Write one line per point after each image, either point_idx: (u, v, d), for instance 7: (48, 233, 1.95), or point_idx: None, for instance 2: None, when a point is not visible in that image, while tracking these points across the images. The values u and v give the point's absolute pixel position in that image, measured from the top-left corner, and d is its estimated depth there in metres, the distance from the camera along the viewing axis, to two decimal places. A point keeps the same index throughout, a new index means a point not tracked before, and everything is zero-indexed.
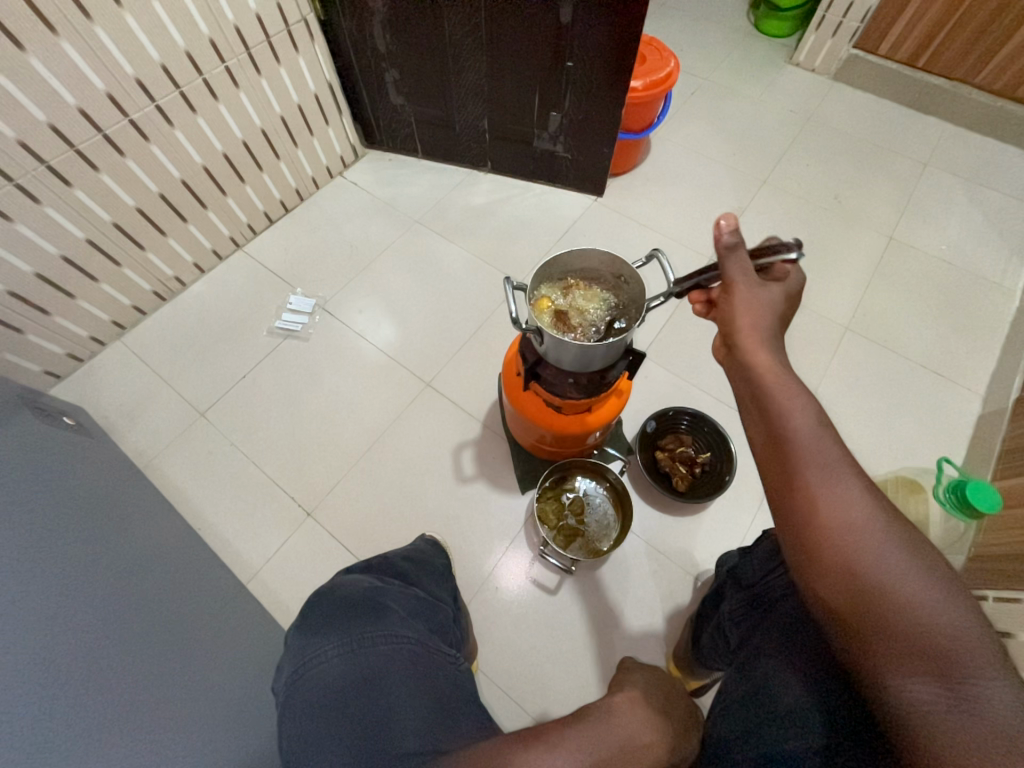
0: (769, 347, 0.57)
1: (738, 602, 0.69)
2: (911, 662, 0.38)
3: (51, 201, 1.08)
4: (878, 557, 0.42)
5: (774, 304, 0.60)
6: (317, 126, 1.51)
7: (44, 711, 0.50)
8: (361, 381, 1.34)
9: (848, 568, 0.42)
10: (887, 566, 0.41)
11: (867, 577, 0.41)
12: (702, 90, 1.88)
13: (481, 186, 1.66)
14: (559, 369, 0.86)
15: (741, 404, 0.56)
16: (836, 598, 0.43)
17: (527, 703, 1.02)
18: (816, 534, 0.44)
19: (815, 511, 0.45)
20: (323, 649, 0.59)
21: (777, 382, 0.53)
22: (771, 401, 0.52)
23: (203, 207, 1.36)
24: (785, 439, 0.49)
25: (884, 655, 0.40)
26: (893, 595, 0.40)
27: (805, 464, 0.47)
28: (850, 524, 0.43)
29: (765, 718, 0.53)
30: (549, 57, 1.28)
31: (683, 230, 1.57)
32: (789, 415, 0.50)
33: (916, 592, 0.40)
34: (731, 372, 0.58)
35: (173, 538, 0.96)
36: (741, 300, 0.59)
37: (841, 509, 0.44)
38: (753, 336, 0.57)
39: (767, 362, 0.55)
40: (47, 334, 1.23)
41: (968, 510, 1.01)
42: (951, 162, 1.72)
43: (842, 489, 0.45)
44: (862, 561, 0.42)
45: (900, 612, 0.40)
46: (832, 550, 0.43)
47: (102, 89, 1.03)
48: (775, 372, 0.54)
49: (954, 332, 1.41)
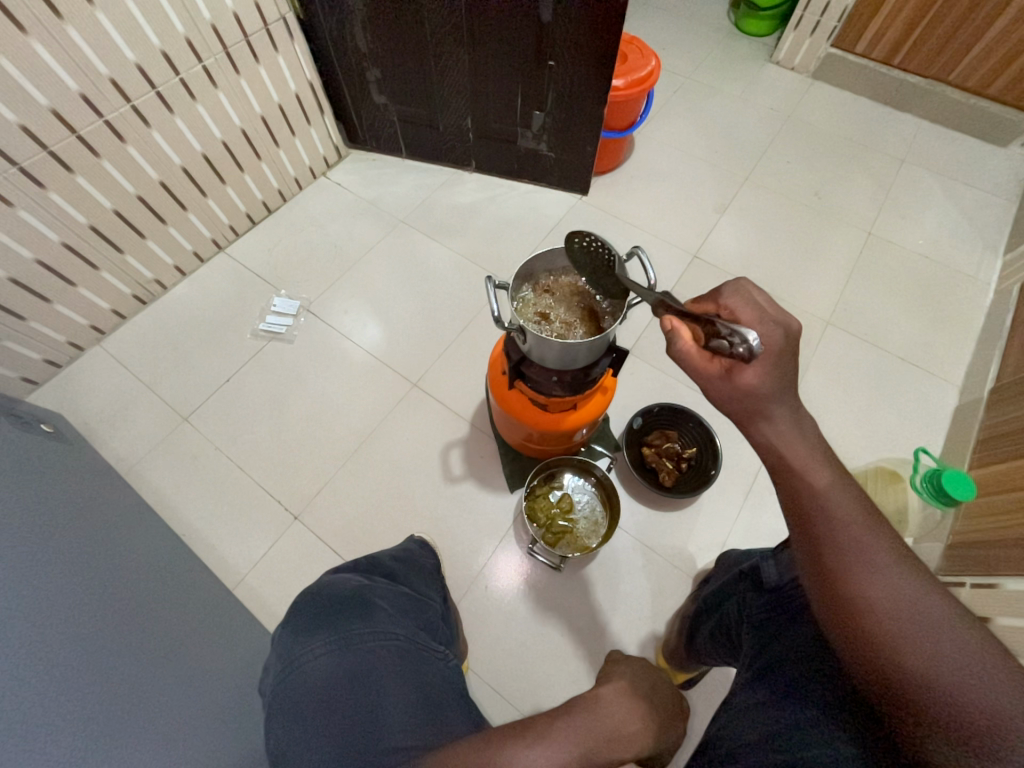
0: (767, 424, 0.54)
1: (759, 605, 0.66)
2: (947, 731, 0.39)
3: (25, 205, 1.06)
4: (909, 624, 0.43)
5: (749, 385, 0.55)
6: (299, 126, 1.50)
7: (26, 718, 0.49)
8: (348, 381, 1.34)
9: (878, 634, 0.43)
10: (918, 634, 0.42)
11: (895, 635, 0.43)
12: (683, 88, 1.90)
13: (466, 185, 1.65)
14: (543, 367, 0.87)
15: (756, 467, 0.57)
16: (866, 658, 0.44)
17: (518, 700, 1.02)
18: (845, 603, 0.46)
19: (842, 579, 0.46)
20: (311, 647, 0.58)
21: (797, 455, 0.52)
22: (790, 474, 0.52)
23: (182, 208, 1.34)
24: (807, 503, 0.50)
25: (911, 710, 0.41)
26: (925, 663, 0.41)
27: (829, 536, 0.48)
28: (878, 591, 0.45)
29: (787, 723, 0.51)
30: (530, 56, 1.28)
31: (667, 227, 1.59)
32: (808, 482, 0.51)
33: (949, 661, 0.41)
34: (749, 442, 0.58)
35: (157, 544, 0.95)
36: (714, 396, 0.58)
37: (870, 579, 0.45)
38: (747, 420, 0.56)
39: (773, 444, 0.54)
40: (23, 339, 1.20)
41: (943, 498, 0.99)
42: (926, 159, 1.75)
43: (869, 559, 0.46)
44: (889, 621, 0.44)
45: (931, 678, 0.41)
46: (861, 616, 0.45)
47: (75, 89, 1.01)
48: (795, 448, 0.53)
49: (931, 325, 1.44)
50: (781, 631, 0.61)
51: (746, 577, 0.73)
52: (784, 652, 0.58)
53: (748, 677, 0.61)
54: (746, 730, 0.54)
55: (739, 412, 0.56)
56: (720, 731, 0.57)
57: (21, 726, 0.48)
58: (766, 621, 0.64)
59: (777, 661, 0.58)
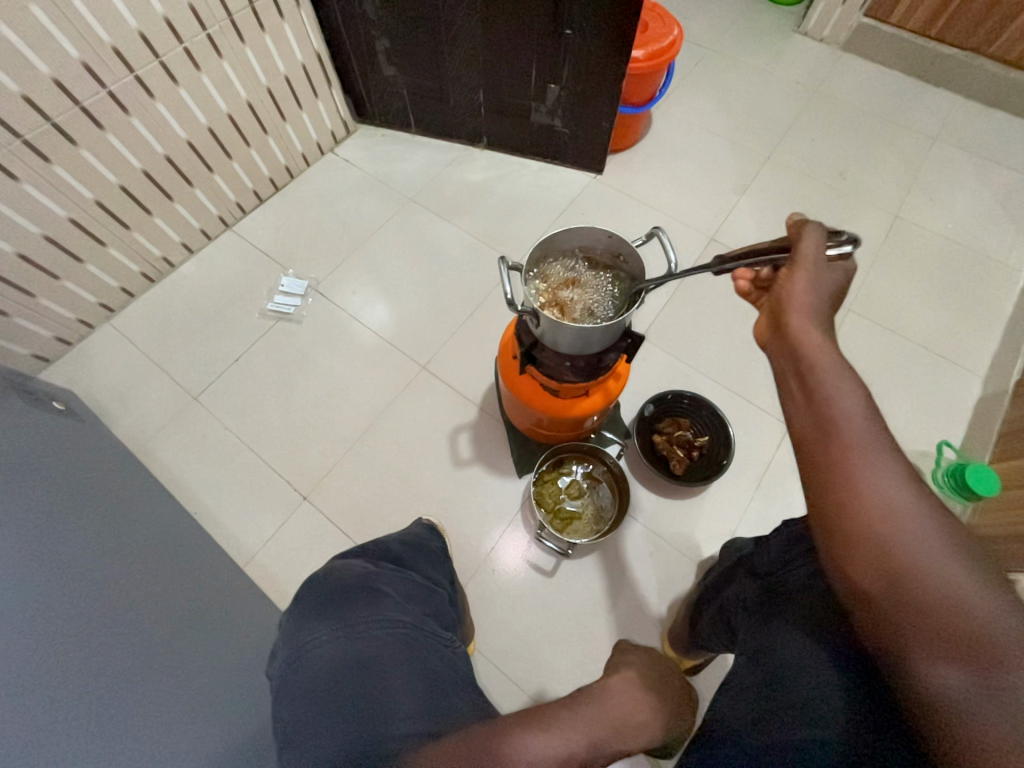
0: (819, 327, 0.54)
1: (754, 589, 0.65)
2: (941, 649, 0.38)
3: (30, 179, 1.04)
4: (918, 545, 0.41)
5: (833, 280, 0.57)
6: (305, 99, 1.45)
7: (34, 692, 0.50)
8: (356, 363, 1.33)
9: (886, 556, 0.41)
10: (925, 556, 0.40)
11: (902, 559, 0.41)
12: (705, 60, 1.81)
13: (477, 162, 1.61)
14: (556, 351, 0.85)
15: (782, 383, 0.54)
16: (870, 584, 0.42)
17: (524, 681, 1.03)
18: (851, 519, 0.43)
19: (849, 494, 0.44)
20: (317, 634, 0.59)
21: (824, 365, 0.50)
22: (815, 383, 0.49)
23: (189, 185, 1.32)
24: (829, 418, 0.47)
25: (912, 638, 0.39)
26: (926, 582, 0.39)
27: (846, 448, 0.46)
28: (888, 512, 0.42)
29: (783, 708, 0.49)
30: (546, 25, 1.22)
31: (684, 208, 1.54)
32: (836, 398, 0.48)
33: (951, 581, 0.39)
34: (776, 355, 0.56)
35: (169, 523, 0.96)
36: (801, 282, 0.55)
37: (883, 494, 0.43)
38: (804, 317, 0.54)
39: (819, 341, 0.52)
40: (33, 316, 1.20)
41: (965, 492, 1.06)
42: (961, 137, 1.67)
43: (882, 472, 0.44)
44: (897, 543, 0.41)
45: (932, 601, 0.39)
46: (867, 537, 0.42)
47: (77, 58, 0.98)
48: (824, 350, 0.51)
49: (957, 313, 1.39)
50: (774, 613, 0.59)
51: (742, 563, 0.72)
52: (775, 633, 0.56)
53: (740, 665, 0.59)
54: (743, 711, 0.52)
55: (794, 308, 0.55)
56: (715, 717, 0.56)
57: (26, 701, 0.49)
58: (762, 605, 0.62)
59: (768, 644, 0.56)
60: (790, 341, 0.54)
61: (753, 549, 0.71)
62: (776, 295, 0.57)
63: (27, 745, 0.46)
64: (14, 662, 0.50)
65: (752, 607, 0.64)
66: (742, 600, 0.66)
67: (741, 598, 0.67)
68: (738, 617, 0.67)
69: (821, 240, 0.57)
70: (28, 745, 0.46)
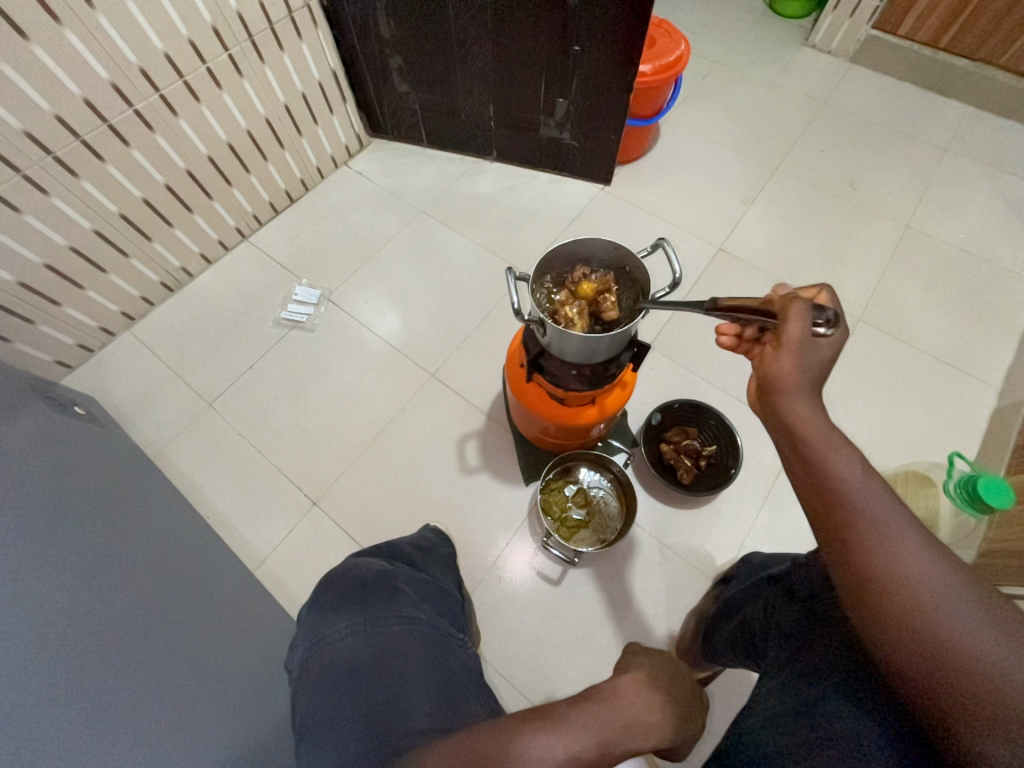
0: (813, 401, 0.54)
1: (791, 614, 0.63)
2: (981, 718, 0.37)
3: (59, 193, 1.09)
4: (939, 610, 0.41)
5: (826, 360, 0.56)
6: (321, 115, 1.50)
7: (46, 687, 0.51)
8: (366, 371, 1.35)
9: (914, 620, 0.41)
10: (948, 621, 0.40)
11: (929, 623, 0.41)
12: (713, 73, 1.83)
13: (487, 175, 1.64)
14: (562, 360, 0.86)
15: (780, 454, 0.55)
16: (900, 651, 0.42)
17: (529, 691, 1.03)
18: (871, 583, 0.44)
19: (864, 561, 0.45)
20: (337, 627, 0.60)
21: (821, 438, 0.51)
22: (814, 455, 0.51)
23: (209, 198, 1.37)
24: (835, 486, 0.48)
25: (952, 707, 0.39)
26: (956, 646, 0.39)
27: (854, 512, 0.47)
28: (906, 576, 0.43)
29: (818, 740, 0.49)
30: (555, 42, 1.25)
31: (691, 218, 1.55)
32: (840, 468, 0.49)
33: (977, 646, 0.39)
34: (771, 429, 0.57)
35: (183, 526, 0.98)
36: (785, 363, 0.55)
37: (895, 556, 0.44)
38: (796, 391, 0.55)
39: (809, 416, 0.53)
40: (57, 324, 1.24)
41: (979, 505, 0.98)
42: (971, 148, 1.66)
43: (893, 533, 0.45)
44: (922, 607, 0.41)
45: (961, 663, 0.39)
46: (888, 599, 0.43)
47: (106, 78, 1.03)
48: (818, 423, 0.52)
49: (970, 323, 1.37)
50: (811, 642, 0.57)
51: (778, 585, 0.70)
52: (813, 663, 0.55)
53: (773, 688, 0.58)
54: (775, 739, 0.52)
55: (783, 389, 0.55)
56: (740, 740, 0.57)
57: (34, 697, 0.49)
58: (796, 632, 0.61)
59: (805, 672, 0.55)
60: (782, 414, 0.55)
61: (791, 571, 0.69)
62: (763, 369, 0.57)
63: (38, 742, 0.47)
64: (27, 658, 0.51)
65: (787, 632, 0.62)
66: (776, 624, 0.65)
67: (776, 623, 0.65)
68: (771, 639, 0.66)
69: (808, 318, 0.55)
70: (38, 743, 0.47)
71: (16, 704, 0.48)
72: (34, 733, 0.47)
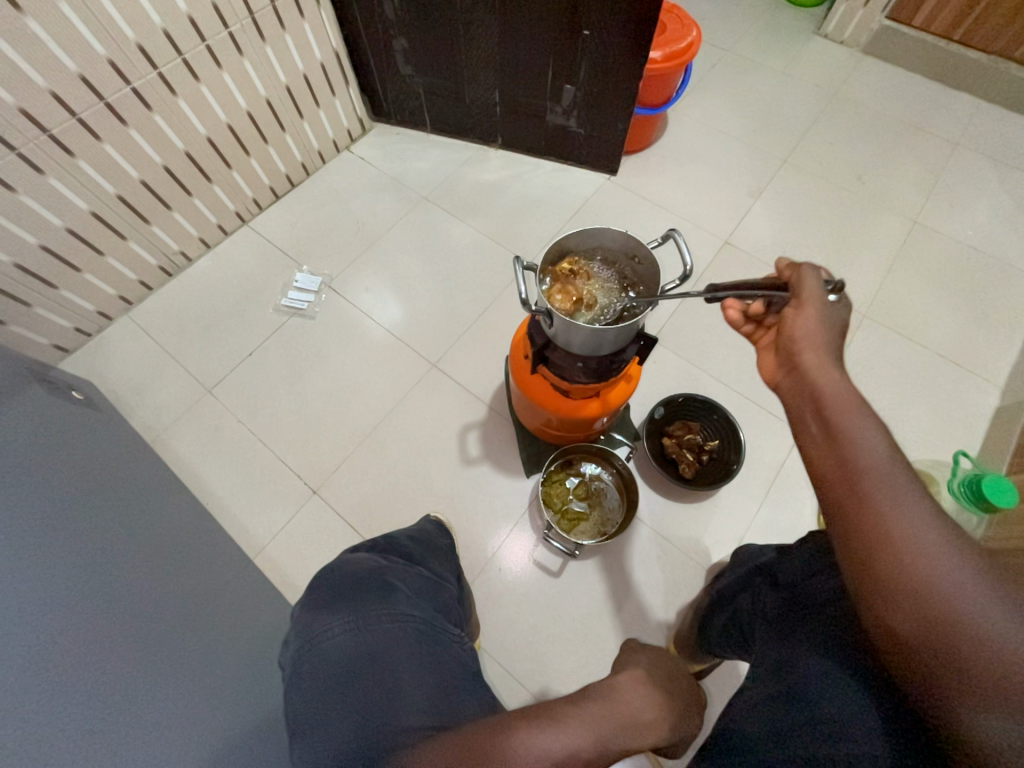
0: (838, 368, 0.55)
1: (774, 600, 0.63)
2: (979, 688, 0.38)
3: (55, 173, 1.07)
4: (953, 589, 0.40)
5: (841, 326, 0.59)
6: (323, 97, 1.47)
7: (44, 674, 0.50)
8: (367, 360, 1.34)
9: (920, 595, 0.41)
10: (957, 603, 0.40)
11: (936, 599, 0.40)
12: (723, 62, 1.80)
13: (491, 162, 1.61)
14: (567, 352, 0.85)
15: (799, 420, 0.55)
16: (906, 626, 0.41)
17: (527, 680, 1.03)
18: (880, 556, 0.44)
19: (876, 534, 0.44)
20: (330, 625, 0.60)
21: (841, 403, 0.51)
22: (834, 422, 0.51)
23: (208, 180, 1.34)
24: (851, 457, 0.48)
25: (954, 679, 0.39)
26: (961, 624, 0.39)
27: (870, 486, 0.46)
28: (918, 550, 0.42)
29: (808, 724, 0.49)
30: (564, 26, 1.22)
31: (698, 210, 1.53)
32: (858, 437, 0.49)
33: (984, 622, 0.38)
34: (791, 393, 0.57)
35: (181, 514, 0.97)
36: (809, 321, 0.58)
37: (910, 531, 0.43)
38: (818, 356, 0.56)
39: (833, 380, 0.54)
40: (54, 307, 1.23)
41: (980, 503, 1.00)
42: (982, 143, 1.64)
43: (911, 509, 0.44)
44: (930, 582, 0.41)
45: (965, 640, 0.39)
46: (899, 574, 0.42)
47: (103, 55, 1.00)
48: (842, 386, 0.53)
49: (975, 321, 1.36)
50: (795, 628, 0.57)
51: (762, 573, 0.70)
52: (797, 649, 0.55)
53: (759, 676, 0.58)
54: (765, 727, 0.52)
55: (805, 346, 0.57)
56: (729, 725, 0.57)
57: (33, 684, 0.49)
58: (781, 617, 0.60)
59: (790, 660, 0.54)
60: (808, 381, 0.55)
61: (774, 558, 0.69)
62: (787, 331, 0.59)
63: (34, 730, 0.46)
64: (26, 647, 0.51)
65: (772, 618, 0.62)
66: (761, 611, 0.65)
67: (761, 609, 0.65)
68: (756, 626, 0.66)
69: (818, 280, 0.60)
70: (36, 735, 0.46)
71: (11, 691, 0.47)
72: (32, 726, 0.46)
